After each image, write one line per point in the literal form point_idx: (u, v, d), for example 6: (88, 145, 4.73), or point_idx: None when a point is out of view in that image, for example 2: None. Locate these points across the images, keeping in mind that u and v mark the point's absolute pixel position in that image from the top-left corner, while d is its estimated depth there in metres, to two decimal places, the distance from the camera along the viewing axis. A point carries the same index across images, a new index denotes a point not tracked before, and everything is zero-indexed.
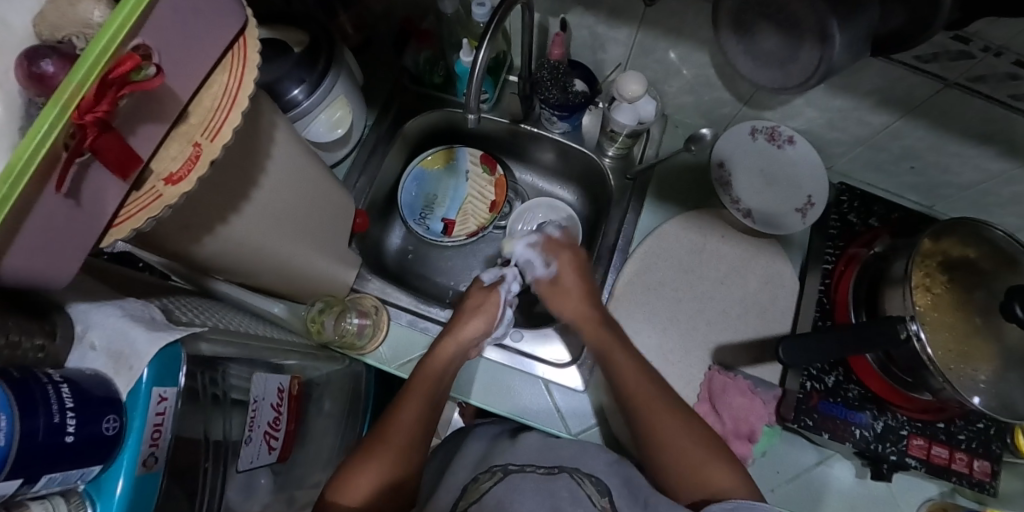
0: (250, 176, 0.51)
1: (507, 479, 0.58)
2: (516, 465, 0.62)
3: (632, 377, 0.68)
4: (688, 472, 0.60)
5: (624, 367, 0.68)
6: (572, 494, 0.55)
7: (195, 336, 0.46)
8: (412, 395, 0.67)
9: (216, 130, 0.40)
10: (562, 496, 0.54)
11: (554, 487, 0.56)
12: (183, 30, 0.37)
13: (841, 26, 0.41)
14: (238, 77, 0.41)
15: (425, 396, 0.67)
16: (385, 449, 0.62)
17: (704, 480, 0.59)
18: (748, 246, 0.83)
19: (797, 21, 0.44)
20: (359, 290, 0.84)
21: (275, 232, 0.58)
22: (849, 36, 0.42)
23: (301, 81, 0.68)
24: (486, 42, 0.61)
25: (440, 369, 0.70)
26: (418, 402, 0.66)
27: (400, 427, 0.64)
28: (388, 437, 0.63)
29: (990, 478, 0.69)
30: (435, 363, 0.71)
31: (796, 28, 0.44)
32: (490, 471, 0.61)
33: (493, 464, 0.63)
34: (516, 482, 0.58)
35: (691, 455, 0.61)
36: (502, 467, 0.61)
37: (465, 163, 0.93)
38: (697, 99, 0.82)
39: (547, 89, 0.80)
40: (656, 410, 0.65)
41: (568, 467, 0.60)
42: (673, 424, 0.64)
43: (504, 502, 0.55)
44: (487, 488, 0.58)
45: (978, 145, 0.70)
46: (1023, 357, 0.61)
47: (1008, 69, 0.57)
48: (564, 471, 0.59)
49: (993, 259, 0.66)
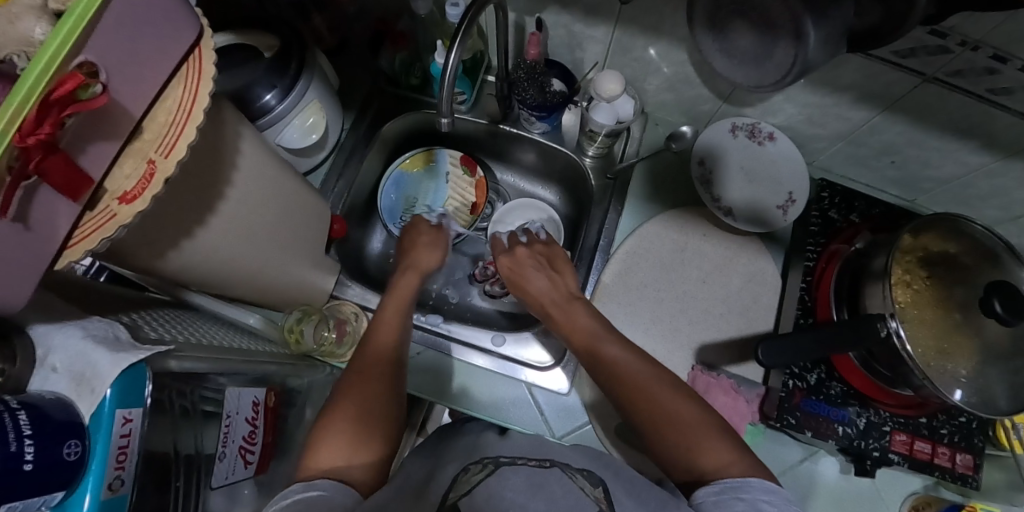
0: (214, 188, 0.50)
1: (498, 472, 0.52)
2: (507, 457, 0.56)
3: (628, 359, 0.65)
4: (698, 454, 0.56)
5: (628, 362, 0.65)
6: (565, 489, 0.50)
7: (163, 353, 0.45)
8: (362, 379, 0.62)
9: (171, 146, 0.39)
10: (554, 489, 0.50)
11: (544, 482, 0.50)
12: (132, 42, 0.36)
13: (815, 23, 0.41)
14: (193, 91, 0.40)
15: (378, 376, 0.64)
16: (353, 425, 0.57)
17: (707, 463, 0.55)
18: (731, 244, 0.82)
19: (771, 18, 0.43)
20: (339, 297, 0.83)
21: (246, 243, 0.57)
22: (823, 33, 0.41)
23: (272, 86, 0.67)
24: (456, 43, 0.60)
25: (382, 351, 0.67)
26: (378, 380, 0.63)
27: (379, 358, 0.66)
28: (368, 369, 0.64)
29: (974, 472, 0.69)
30: (381, 341, 0.68)
31: (770, 25, 0.44)
32: (482, 462, 0.55)
33: (484, 456, 0.57)
34: (507, 474, 0.51)
35: (694, 441, 0.56)
36: (493, 459, 0.55)
37: (445, 165, 0.92)
38: (677, 96, 0.81)
39: (525, 90, 0.79)
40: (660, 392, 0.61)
41: (558, 461, 0.55)
42: (687, 409, 0.59)
43: (497, 499, 0.48)
44: (478, 480, 0.51)
45: (958, 139, 0.70)
46: (1001, 350, 0.61)
47: (986, 62, 0.57)
48: (555, 465, 0.54)
49: (973, 253, 0.66)
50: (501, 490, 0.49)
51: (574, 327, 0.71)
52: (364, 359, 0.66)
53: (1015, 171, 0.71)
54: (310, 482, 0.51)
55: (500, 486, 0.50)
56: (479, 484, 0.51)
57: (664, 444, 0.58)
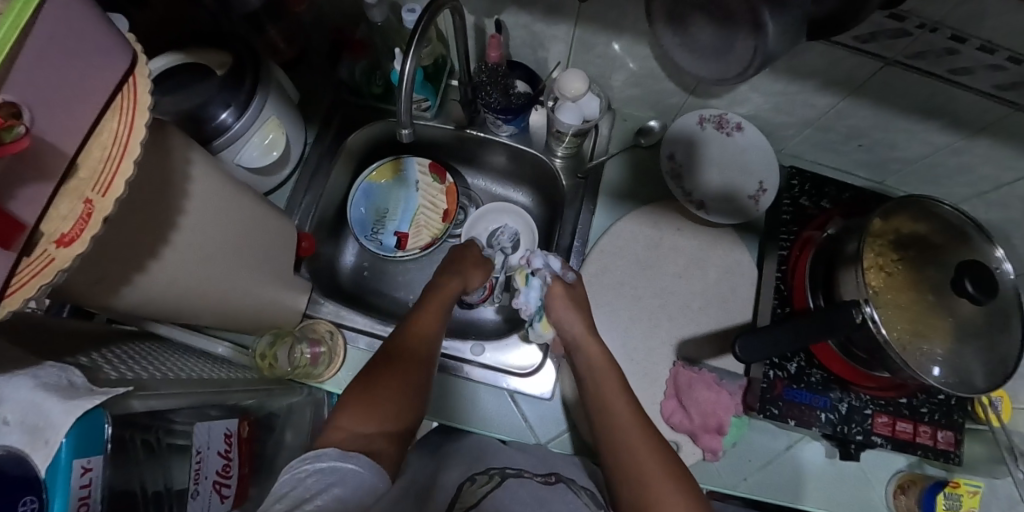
0: (165, 218, 0.48)
1: (505, 485, 0.57)
2: (512, 469, 0.61)
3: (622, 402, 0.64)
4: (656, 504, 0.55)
5: (611, 386, 0.65)
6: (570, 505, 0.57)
7: (124, 395, 0.44)
8: (400, 364, 0.62)
9: (109, 183, 0.38)
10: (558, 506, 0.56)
11: (553, 497, 0.57)
12: (58, 77, 0.34)
13: (775, 13, 0.40)
14: (129, 123, 0.39)
15: (416, 361, 0.64)
16: (384, 401, 0.58)
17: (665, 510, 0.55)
18: (705, 236, 0.81)
19: (730, 11, 0.43)
20: (313, 315, 0.80)
21: (208, 270, 0.55)
22: (783, 23, 0.41)
23: (227, 104, 0.65)
24: (412, 50, 0.58)
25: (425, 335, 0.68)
26: (417, 363, 0.63)
27: (418, 340, 0.66)
28: (408, 351, 0.64)
29: (955, 448, 0.70)
30: (425, 325, 0.68)
31: (730, 17, 0.43)
32: (488, 473, 0.59)
33: (489, 466, 0.62)
34: (515, 487, 0.57)
35: (657, 489, 0.56)
36: (499, 471, 0.60)
37: (414, 175, 0.89)
38: (644, 91, 0.80)
39: (488, 93, 0.76)
40: (631, 423, 0.62)
41: (564, 478, 0.62)
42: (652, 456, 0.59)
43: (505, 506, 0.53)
44: (485, 491, 0.55)
45: (921, 120, 0.71)
46: (973, 327, 0.63)
47: (945, 44, 0.57)
48: (560, 480, 0.61)
49: (943, 233, 0.67)
50: (511, 500, 0.54)
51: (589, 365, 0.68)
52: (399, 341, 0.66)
53: (980, 148, 0.72)
54: (348, 453, 0.50)
55: (510, 496, 0.55)
56: (486, 494, 0.54)
57: (632, 487, 0.57)
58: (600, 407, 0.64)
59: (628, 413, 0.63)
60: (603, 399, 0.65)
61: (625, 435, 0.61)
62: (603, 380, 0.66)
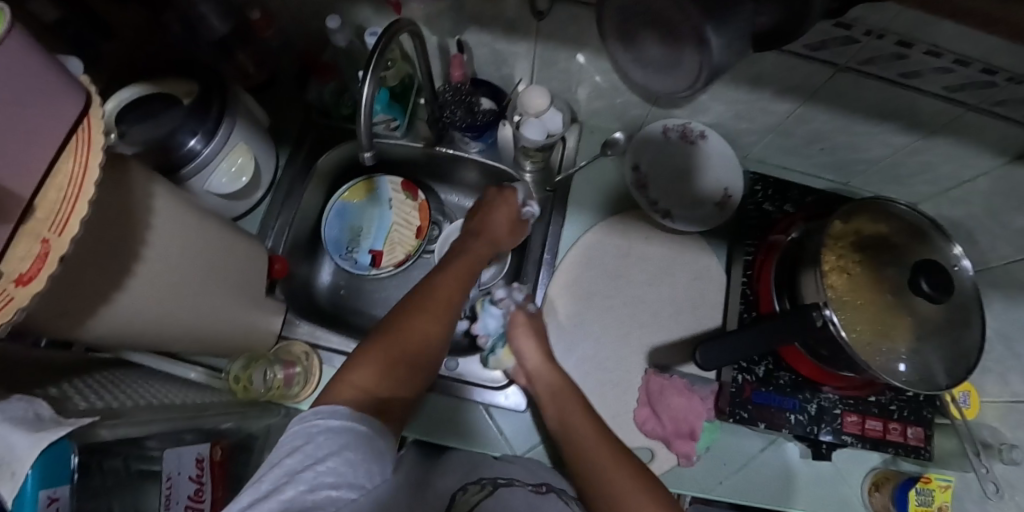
0: (127, 250, 0.49)
1: (497, 493, 0.55)
2: (503, 478, 0.59)
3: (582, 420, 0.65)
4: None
5: (570, 405, 0.67)
6: None
7: (91, 424, 0.45)
8: (414, 323, 0.63)
9: (65, 223, 0.39)
10: None
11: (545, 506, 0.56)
12: (17, 122, 0.35)
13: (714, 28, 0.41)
14: (83, 164, 0.40)
15: (430, 319, 0.64)
16: (393, 358, 0.60)
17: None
18: (672, 245, 0.83)
19: (674, 27, 0.44)
20: (289, 336, 0.81)
21: (177, 299, 0.56)
22: (724, 38, 0.42)
23: (195, 131, 0.66)
24: (371, 72, 0.59)
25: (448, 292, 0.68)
26: (432, 321, 0.64)
27: (439, 300, 0.66)
28: (427, 309, 0.64)
29: (925, 444, 0.71)
30: (448, 283, 0.68)
31: (674, 34, 0.45)
32: (479, 482, 0.56)
33: (481, 476, 0.59)
34: (508, 496, 0.55)
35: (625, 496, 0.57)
36: (491, 480, 0.57)
37: (387, 192, 0.91)
38: (609, 103, 0.81)
39: (453, 110, 0.79)
40: (593, 438, 0.64)
41: (555, 488, 0.62)
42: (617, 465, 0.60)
43: None
44: (478, 500, 0.52)
45: (879, 122, 0.72)
46: (934, 324, 0.64)
47: (893, 49, 0.59)
48: (552, 491, 0.61)
49: (903, 232, 0.68)
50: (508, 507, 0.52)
51: (546, 389, 0.70)
52: (422, 298, 0.65)
53: (937, 147, 0.73)
54: (356, 414, 0.52)
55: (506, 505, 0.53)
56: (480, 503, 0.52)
57: (603, 498, 0.59)
58: (563, 427, 0.66)
59: (588, 428, 0.64)
60: (564, 418, 0.66)
61: (587, 451, 0.63)
62: (563, 400, 0.68)
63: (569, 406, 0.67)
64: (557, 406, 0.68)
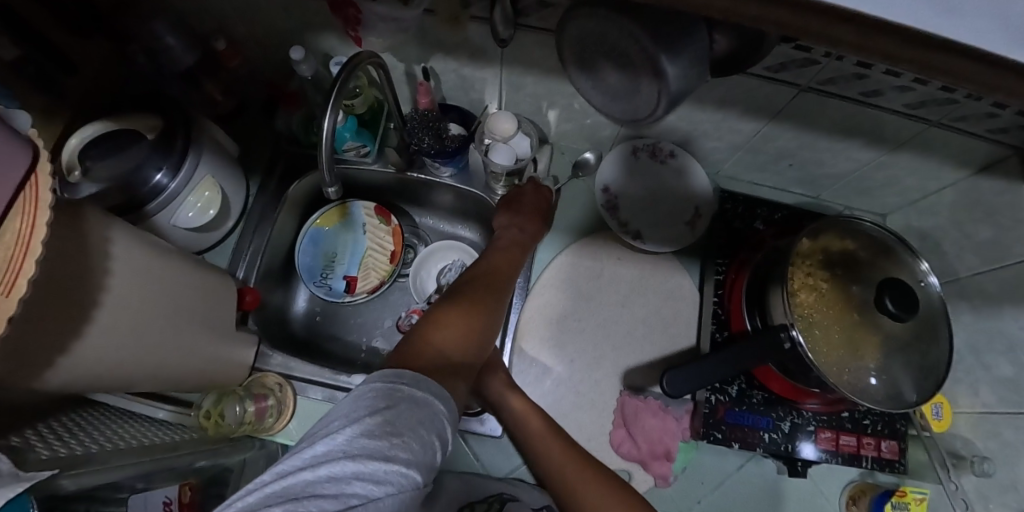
0: (84, 298, 0.48)
1: None
2: None
3: (550, 440, 0.65)
4: None
5: (535, 426, 0.67)
6: None
7: (50, 477, 0.45)
8: (477, 296, 0.62)
9: (12, 284, 0.33)
10: None
11: None
12: None
13: (669, 59, 0.41)
14: (31, 220, 0.34)
15: (494, 298, 0.64)
16: (467, 322, 0.58)
17: None
18: (644, 265, 0.83)
19: (630, 59, 0.44)
20: (262, 368, 0.81)
21: (138, 341, 0.55)
22: (679, 69, 0.42)
23: (160, 166, 0.66)
24: (332, 104, 0.59)
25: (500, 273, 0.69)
26: (496, 298, 0.64)
27: (498, 280, 0.67)
28: (487, 290, 0.64)
29: (899, 457, 0.72)
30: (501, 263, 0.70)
31: (630, 65, 0.45)
32: None
33: None
34: None
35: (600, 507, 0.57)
36: None
37: (360, 217, 0.90)
38: (578, 125, 0.81)
39: (420, 137, 0.78)
40: (563, 454, 0.63)
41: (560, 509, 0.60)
42: (590, 481, 0.60)
43: None
44: None
45: (845, 139, 0.72)
46: (901, 341, 0.64)
47: (853, 70, 0.59)
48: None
49: (869, 249, 0.69)
50: None
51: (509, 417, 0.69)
52: (487, 277, 0.66)
53: (902, 161, 0.74)
54: (418, 378, 0.45)
55: None
56: None
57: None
58: (532, 448, 0.66)
59: (555, 447, 0.64)
60: (529, 442, 0.66)
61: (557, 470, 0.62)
62: (529, 422, 0.67)
63: (535, 427, 0.67)
64: (524, 428, 0.67)
